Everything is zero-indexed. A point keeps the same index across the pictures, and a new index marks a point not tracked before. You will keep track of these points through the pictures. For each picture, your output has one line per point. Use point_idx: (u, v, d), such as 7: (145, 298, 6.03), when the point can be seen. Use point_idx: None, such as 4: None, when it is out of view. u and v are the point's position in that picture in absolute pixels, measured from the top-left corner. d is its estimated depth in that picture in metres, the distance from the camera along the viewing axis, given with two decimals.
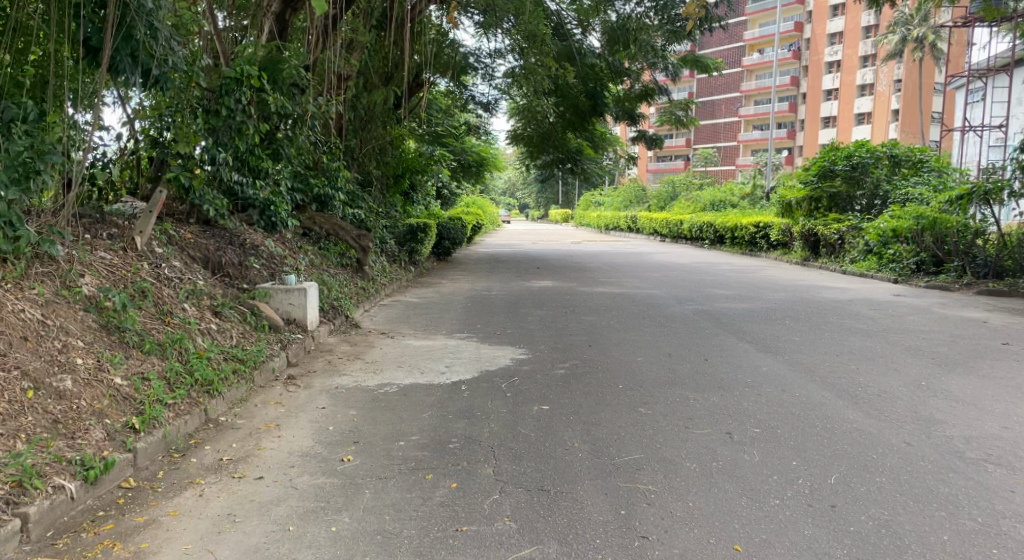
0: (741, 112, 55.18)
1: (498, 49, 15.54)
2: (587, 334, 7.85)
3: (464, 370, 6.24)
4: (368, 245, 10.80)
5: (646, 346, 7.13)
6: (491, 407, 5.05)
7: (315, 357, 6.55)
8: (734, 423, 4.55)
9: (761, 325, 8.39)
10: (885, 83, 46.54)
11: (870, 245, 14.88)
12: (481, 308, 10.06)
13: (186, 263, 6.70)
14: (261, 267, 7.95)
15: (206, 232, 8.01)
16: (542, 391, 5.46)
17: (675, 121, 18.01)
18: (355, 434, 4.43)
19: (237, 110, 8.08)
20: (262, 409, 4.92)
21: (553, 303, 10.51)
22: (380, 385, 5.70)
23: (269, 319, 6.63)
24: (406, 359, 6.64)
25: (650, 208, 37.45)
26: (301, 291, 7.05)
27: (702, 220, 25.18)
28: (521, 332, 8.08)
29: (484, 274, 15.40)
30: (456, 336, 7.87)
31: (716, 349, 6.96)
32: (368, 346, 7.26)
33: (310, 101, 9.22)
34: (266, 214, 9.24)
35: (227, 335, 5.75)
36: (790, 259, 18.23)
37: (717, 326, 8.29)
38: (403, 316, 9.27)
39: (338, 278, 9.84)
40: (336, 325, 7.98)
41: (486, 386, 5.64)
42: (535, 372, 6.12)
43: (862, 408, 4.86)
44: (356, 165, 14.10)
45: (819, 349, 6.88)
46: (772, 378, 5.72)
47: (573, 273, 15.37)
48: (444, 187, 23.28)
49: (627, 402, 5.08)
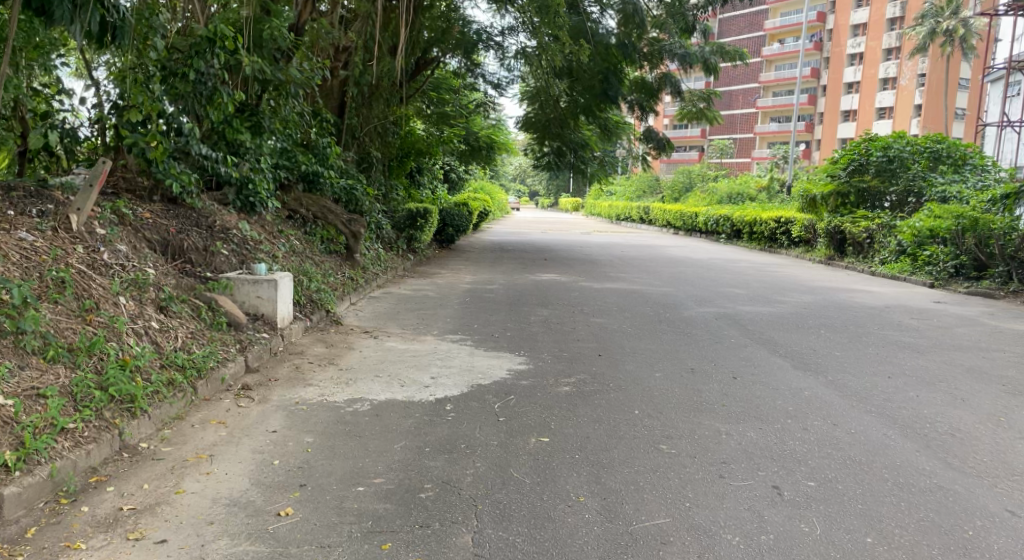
0: (759, 104, 53.86)
1: (511, 26, 14.54)
2: (596, 341, 6.92)
3: (453, 383, 5.31)
4: (359, 231, 10.10)
5: (664, 359, 6.18)
6: (479, 437, 4.14)
7: (280, 363, 5.64)
8: (780, 472, 3.62)
9: (793, 334, 7.43)
10: (908, 77, 45.18)
11: (904, 245, 13.82)
12: (480, 304, 9.14)
13: (134, 247, 5.80)
14: (231, 252, 7.02)
15: (169, 211, 7.09)
16: (542, 417, 4.54)
17: (697, 115, 16.86)
18: (305, 473, 3.53)
19: (209, 74, 7.16)
20: (198, 432, 4.02)
21: (559, 301, 9.57)
22: (349, 401, 4.78)
23: (230, 315, 5.72)
24: (386, 367, 5.72)
25: (664, 199, 36.39)
26: (270, 283, 6.20)
27: (718, 213, 24.13)
28: (522, 335, 7.16)
29: (489, 264, 14.47)
30: (449, 338, 6.96)
31: (746, 364, 6.02)
32: (345, 348, 6.35)
33: (297, 69, 8.24)
34: (243, 193, 8.36)
35: (169, 335, 4.84)
36: (813, 257, 17.14)
37: (743, 335, 7.33)
38: (392, 311, 8.38)
39: (323, 268, 8.94)
40: (314, 322, 7.07)
41: (475, 407, 4.73)
42: (536, 389, 5.19)
43: (939, 454, 3.91)
44: (356, 145, 13.06)
45: (867, 368, 5.92)
46: (818, 407, 4.79)
47: (583, 266, 14.42)
48: (451, 170, 22.66)
49: (647, 436, 4.16)
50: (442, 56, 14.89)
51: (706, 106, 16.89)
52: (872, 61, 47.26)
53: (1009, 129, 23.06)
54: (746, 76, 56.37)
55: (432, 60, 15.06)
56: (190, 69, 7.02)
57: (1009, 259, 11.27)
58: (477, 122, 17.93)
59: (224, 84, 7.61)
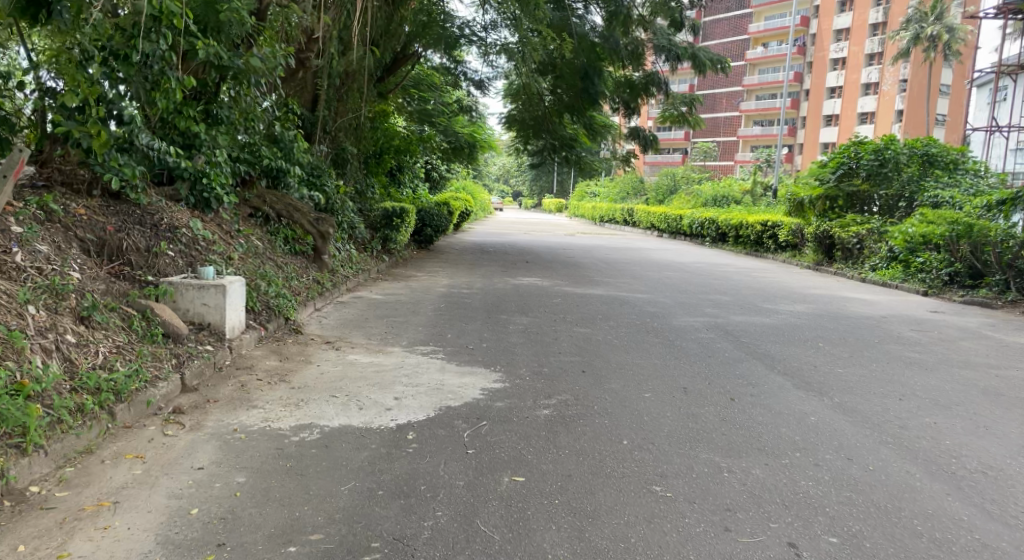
0: (744, 107, 53.71)
1: (494, 21, 13.91)
2: (579, 355, 6.33)
3: (418, 405, 4.70)
4: (328, 230, 9.50)
5: (653, 376, 5.61)
6: (443, 475, 3.54)
7: (224, 380, 4.99)
8: (796, 525, 3.06)
9: (791, 348, 6.89)
10: (890, 83, 45.22)
11: (895, 251, 13.39)
12: (455, 310, 8.52)
13: (59, 247, 5.13)
14: (177, 254, 6.37)
15: (109, 208, 6.41)
16: (518, 448, 3.95)
17: (678, 119, 16.14)
18: (226, 527, 2.93)
19: (154, 55, 6.49)
20: (108, 470, 3.40)
21: (540, 307, 8.98)
22: (296, 428, 4.16)
23: (168, 326, 5.07)
24: (344, 385, 5.10)
25: (649, 201, 36.00)
26: (217, 289, 5.57)
27: (704, 216, 23.68)
28: (499, 348, 6.55)
29: (468, 267, 13.84)
30: (418, 350, 6.35)
31: (744, 384, 5.47)
32: (302, 362, 5.72)
33: (258, 55, 7.63)
34: (197, 188, 7.73)
35: (86, 352, 4.18)
36: (801, 263, 16.69)
37: (738, 348, 6.79)
38: (360, 318, 7.74)
39: (285, 270, 8.27)
40: (270, 332, 6.42)
41: (441, 436, 4.11)
42: (511, 413, 4.60)
43: (977, 499, 3.38)
44: (328, 139, 12.34)
45: (875, 389, 5.39)
46: (830, 437, 4.23)
47: (565, 270, 13.86)
48: (433, 169, 22.10)
49: (638, 474, 3.58)
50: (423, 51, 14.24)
51: (689, 110, 16.21)
52: (854, 66, 47.22)
53: (998, 133, 22.98)
54: (730, 79, 56.18)
55: (411, 55, 14.34)
56: (133, 49, 6.34)
57: (1006, 267, 10.78)
58: (459, 121, 17.21)
59: (173, 68, 6.97)
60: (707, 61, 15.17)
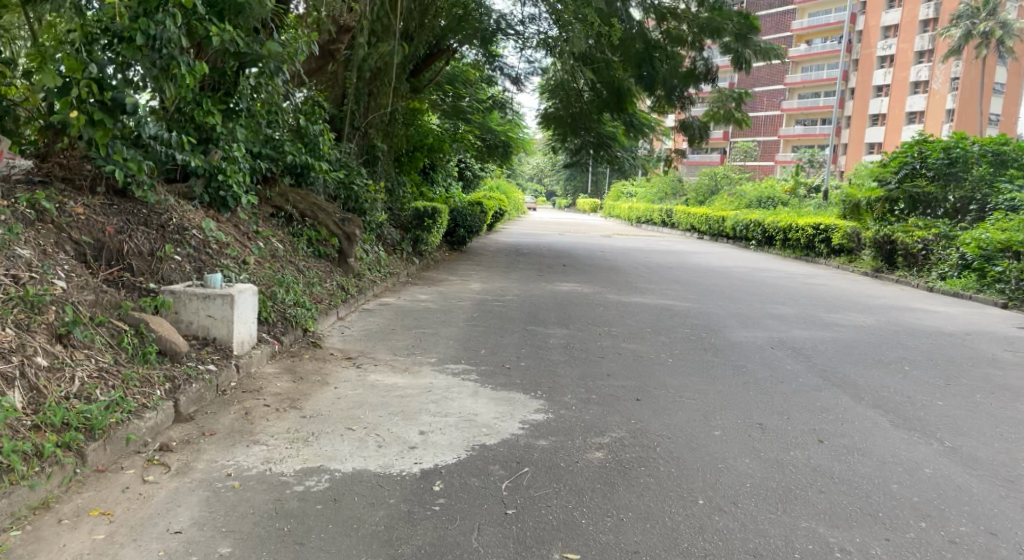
0: (786, 106, 52.13)
1: (533, 13, 13.06)
2: (631, 378, 5.57)
3: (449, 443, 3.99)
4: (354, 232, 8.86)
5: (721, 407, 4.83)
6: (479, 549, 2.85)
7: (226, 406, 4.35)
8: None
9: (874, 372, 6.03)
10: (942, 81, 43.27)
11: (967, 258, 12.27)
12: (489, 321, 7.80)
13: (45, 251, 4.53)
14: (185, 259, 5.76)
15: (113, 205, 5.82)
16: (569, 507, 3.23)
17: (725, 117, 14.82)
18: None
19: (161, 38, 5.83)
20: (64, 534, 2.76)
21: (582, 318, 8.22)
22: (301, 474, 3.47)
23: (163, 344, 4.43)
24: (362, 414, 4.41)
25: (689, 202, 34.84)
26: (223, 299, 4.94)
27: (749, 218, 22.57)
28: (540, 367, 5.83)
29: (502, 271, 13.11)
30: (449, 369, 5.65)
31: (831, 421, 4.63)
32: (318, 383, 5.05)
33: (279, 41, 7.01)
34: (212, 185, 7.20)
35: (58, 378, 3.54)
36: (857, 269, 15.57)
37: (812, 372, 5.94)
38: (386, 328, 7.08)
39: (307, 275, 7.66)
40: (284, 346, 5.77)
41: (475, 489, 3.39)
42: (559, 455, 3.87)
43: None
44: (358, 137, 11.58)
45: (990, 430, 4.52)
46: (953, 498, 3.44)
47: (605, 274, 13.05)
48: (465, 167, 21.46)
49: (724, 554, 2.84)
50: (458, 46, 13.44)
51: (738, 107, 14.78)
52: (902, 63, 45.36)
53: None
54: (772, 77, 54.54)
55: (446, 49, 13.60)
56: (137, 30, 5.69)
57: None
58: (493, 118, 16.50)
59: (184, 53, 6.35)
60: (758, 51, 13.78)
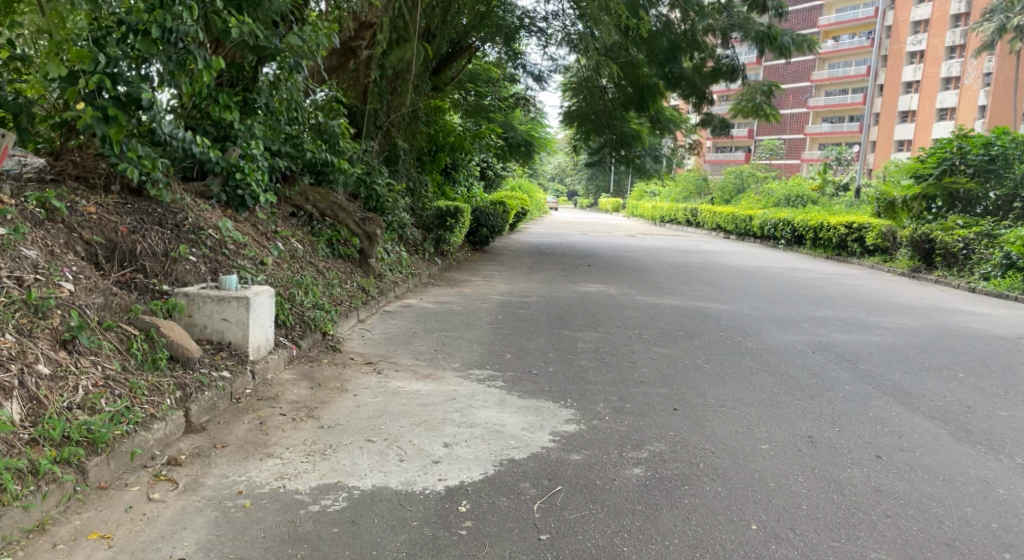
0: (812, 104, 51.24)
1: (557, 9, 12.77)
2: (666, 385, 5.26)
3: (476, 457, 3.73)
4: (375, 232, 8.64)
5: (765, 418, 4.50)
6: None
7: (239, 415, 4.11)
8: None
9: (926, 379, 5.65)
10: (973, 76, 42.05)
11: (1012, 257, 11.76)
12: (514, 324, 7.52)
13: (53, 252, 4.34)
14: (201, 260, 5.56)
15: (127, 204, 5.64)
16: (608, 533, 2.93)
17: (752, 110, 14.34)
18: None
19: (179, 31, 5.68)
20: None
21: (610, 320, 7.92)
22: (317, 492, 3.21)
23: (174, 349, 4.21)
24: (383, 424, 4.15)
25: (714, 201, 34.27)
26: (238, 301, 4.72)
27: (777, 217, 22.07)
28: (569, 373, 5.54)
29: (525, 271, 12.85)
30: (474, 375, 5.38)
31: (886, 433, 4.28)
32: (336, 390, 4.81)
33: (299, 34, 6.82)
34: (230, 184, 7.00)
35: (60, 387, 3.32)
36: (893, 268, 15.07)
37: (859, 379, 5.59)
38: (407, 331, 6.84)
39: (327, 276, 7.45)
40: (302, 351, 5.55)
41: (504, 510, 3.11)
42: (595, 472, 3.58)
43: None
44: (380, 136, 11.39)
45: None
46: None
47: (632, 275, 12.72)
48: (487, 166, 21.26)
49: None
50: (481, 44, 13.20)
51: (767, 100, 14.29)
52: (933, 58, 44.33)
53: None
54: (799, 74, 53.66)
55: (468, 46, 13.35)
56: (154, 23, 5.52)
57: None
58: (515, 117, 16.24)
59: (201, 47, 6.16)
60: (794, 43, 13.23)
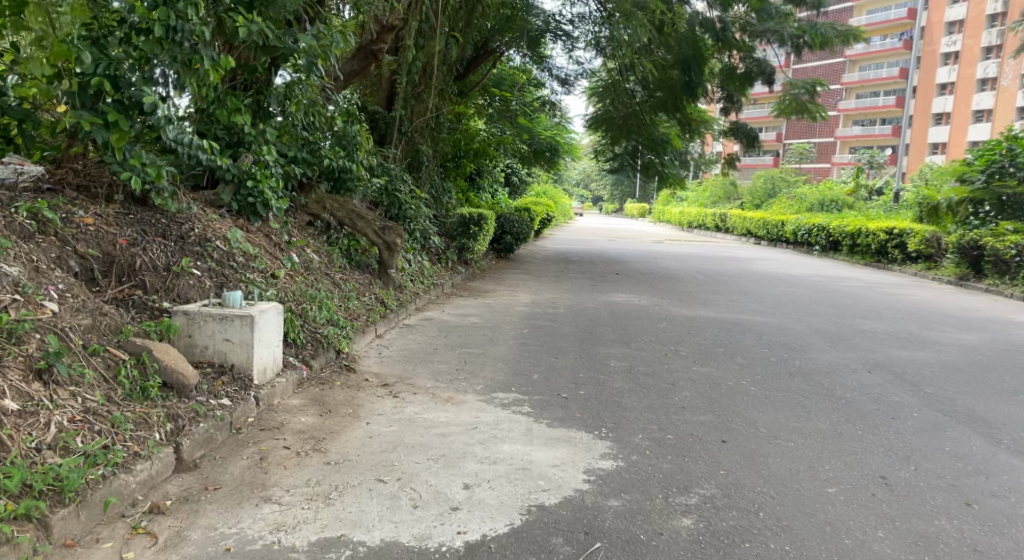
0: (844, 106, 50.05)
1: (583, 12, 12.30)
2: (711, 411, 4.76)
3: (501, 502, 3.25)
4: (395, 241, 8.22)
5: (829, 454, 3.97)
6: None
7: (239, 449, 3.69)
8: None
9: (1002, 405, 5.06)
10: (1010, 77, 39.83)
11: None
12: (542, 338, 7.06)
13: (39, 268, 3.96)
14: (206, 273, 5.18)
15: (128, 215, 5.28)
16: None
17: (798, 108, 13.51)
18: None
19: (184, 30, 5.26)
20: None
21: (645, 335, 7.41)
22: (316, 550, 2.77)
23: (168, 374, 3.81)
24: (397, 459, 3.70)
25: (744, 206, 33.39)
26: (242, 319, 4.32)
27: (813, 222, 21.29)
28: (603, 396, 5.06)
29: (551, 280, 12.37)
30: (500, 399, 4.92)
31: (970, 473, 3.74)
32: (349, 416, 4.38)
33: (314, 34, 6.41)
34: (242, 192, 6.63)
35: (28, 424, 2.95)
36: (939, 276, 14.29)
37: (926, 404, 5.03)
38: (428, 348, 6.41)
39: (343, 288, 7.05)
40: (314, 371, 5.14)
41: None
42: (639, 522, 3.10)
43: None
44: (403, 143, 10.98)
45: None
46: None
47: (664, 284, 12.17)
48: (512, 172, 20.83)
49: None
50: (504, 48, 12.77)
51: (810, 98, 13.55)
52: (969, 59, 42.92)
53: None
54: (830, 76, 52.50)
55: (492, 51, 12.78)
56: (156, 21, 5.10)
57: None
58: (540, 122, 15.79)
59: (209, 46, 5.74)
60: (837, 34, 12.30)
